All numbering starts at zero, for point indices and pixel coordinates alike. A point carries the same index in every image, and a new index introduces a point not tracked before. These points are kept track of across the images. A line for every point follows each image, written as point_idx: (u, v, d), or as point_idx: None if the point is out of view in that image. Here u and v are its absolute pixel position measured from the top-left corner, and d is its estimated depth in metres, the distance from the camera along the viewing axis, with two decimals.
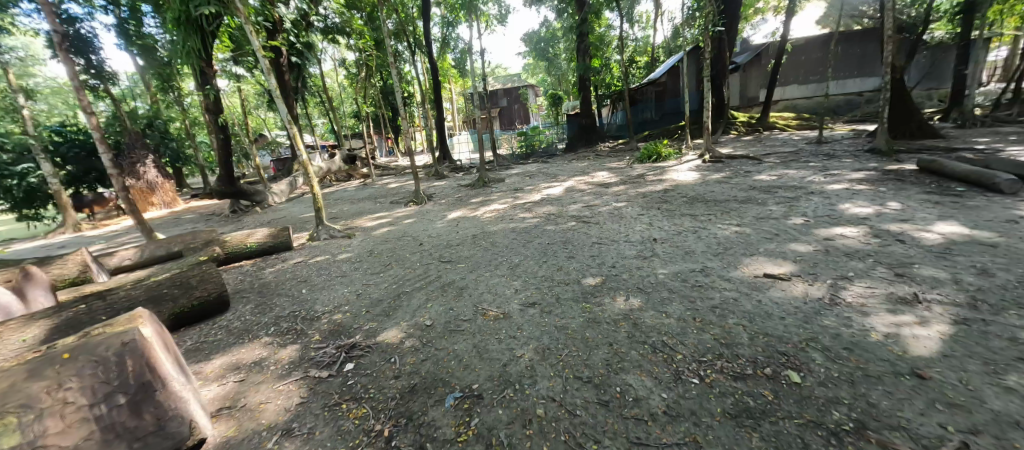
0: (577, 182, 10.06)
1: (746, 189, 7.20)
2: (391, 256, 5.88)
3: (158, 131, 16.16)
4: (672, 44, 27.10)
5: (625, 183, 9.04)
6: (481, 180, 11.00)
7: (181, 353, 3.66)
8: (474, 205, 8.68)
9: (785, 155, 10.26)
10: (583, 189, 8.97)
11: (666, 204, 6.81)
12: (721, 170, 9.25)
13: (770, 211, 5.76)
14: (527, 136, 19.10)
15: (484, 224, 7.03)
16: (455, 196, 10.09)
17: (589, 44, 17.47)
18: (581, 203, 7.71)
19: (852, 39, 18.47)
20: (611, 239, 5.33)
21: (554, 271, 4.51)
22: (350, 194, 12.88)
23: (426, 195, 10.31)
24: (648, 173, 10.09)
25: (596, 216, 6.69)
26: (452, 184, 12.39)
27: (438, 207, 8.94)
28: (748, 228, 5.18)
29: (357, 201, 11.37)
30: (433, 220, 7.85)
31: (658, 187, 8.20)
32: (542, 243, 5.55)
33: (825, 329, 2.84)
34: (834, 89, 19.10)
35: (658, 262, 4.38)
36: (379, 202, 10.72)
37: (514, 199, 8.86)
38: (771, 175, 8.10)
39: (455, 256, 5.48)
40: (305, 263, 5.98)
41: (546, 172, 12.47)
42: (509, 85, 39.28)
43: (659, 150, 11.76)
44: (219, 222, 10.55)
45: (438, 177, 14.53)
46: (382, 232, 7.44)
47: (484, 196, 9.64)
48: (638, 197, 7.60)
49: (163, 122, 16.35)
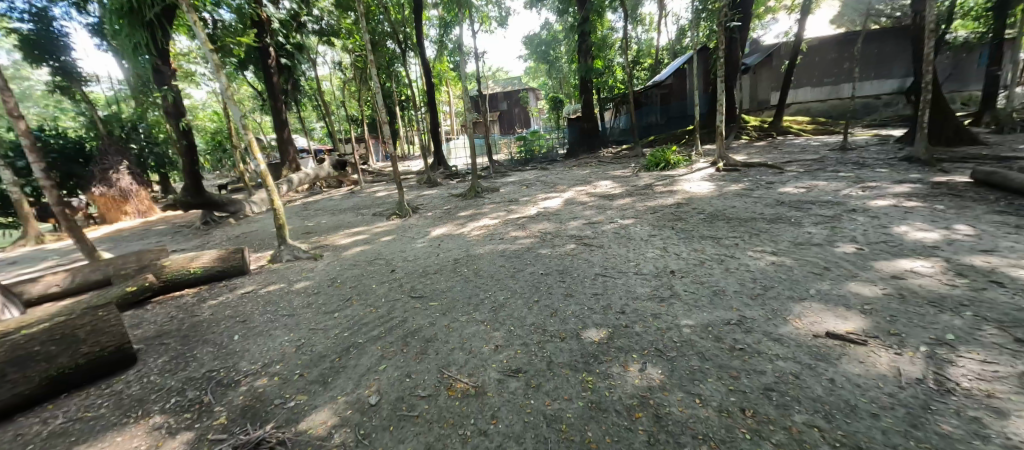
0: (578, 192, 9.13)
1: (772, 205, 6.25)
2: (355, 285, 4.93)
3: (142, 136, 15.40)
4: (677, 45, 26.21)
5: (631, 195, 8.11)
6: (473, 189, 10.10)
7: (42, 438, 2.73)
8: (462, 220, 7.76)
9: (808, 163, 9.30)
10: (584, 202, 8.04)
11: (681, 223, 5.87)
12: (739, 181, 8.30)
13: (808, 234, 4.80)
14: (526, 142, 18.29)
15: (470, 245, 6.08)
16: (443, 208, 9.18)
17: (592, 44, 16.49)
18: (582, 219, 6.78)
19: (869, 39, 17.60)
20: (618, 269, 4.38)
21: (547, 316, 3.55)
22: (333, 203, 11.97)
23: (411, 206, 9.39)
24: (657, 182, 9.16)
25: (600, 236, 5.75)
26: (444, 193, 11.47)
27: (422, 222, 8.02)
28: (787, 257, 4.23)
29: (338, 211, 10.45)
30: (414, 238, 6.91)
31: (668, 200, 7.26)
32: (534, 273, 4.60)
33: (949, 443, 1.89)
34: (849, 91, 18.20)
35: (680, 307, 3.42)
36: (361, 214, 9.79)
37: (507, 213, 7.93)
38: (797, 188, 7.14)
39: (429, 289, 4.52)
40: (254, 294, 5.04)
41: (545, 180, 11.57)
42: (509, 88, 38.60)
43: (667, 157, 10.81)
44: (185, 237, 9.65)
45: (430, 185, 13.64)
46: (354, 252, 6.50)
47: (475, 208, 8.73)
48: (647, 213, 6.66)
49: (147, 126, 15.56)
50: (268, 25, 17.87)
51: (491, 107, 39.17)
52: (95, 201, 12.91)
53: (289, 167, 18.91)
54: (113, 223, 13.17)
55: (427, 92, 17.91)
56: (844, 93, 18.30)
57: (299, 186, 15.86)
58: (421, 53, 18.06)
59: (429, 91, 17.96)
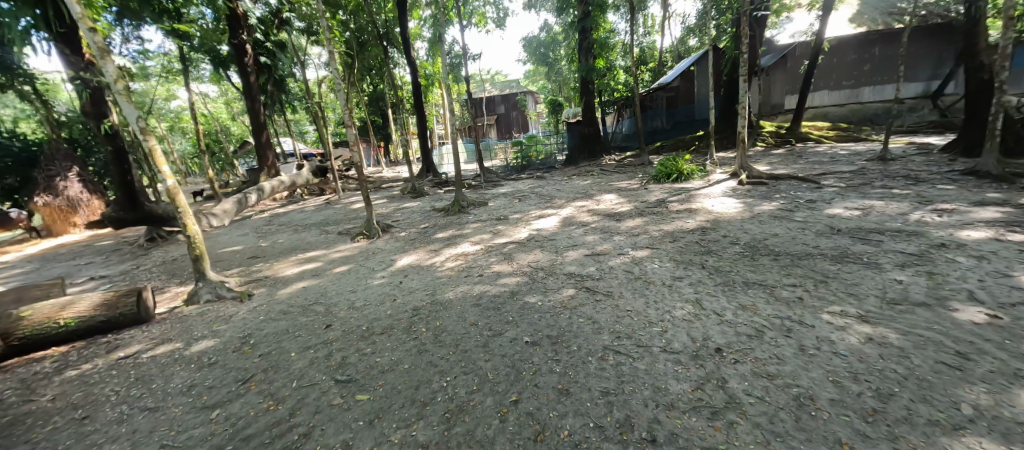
0: (578, 209, 7.78)
1: (825, 234, 4.90)
2: (268, 352, 3.53)
3: None
4: (681, 46, 24.97)
5: (642, 214, 6.77)
6: (457, 203, 8.74)
7: None
8: (436, 244, 6.40)
9: (847, 175, 7.96)
10: (586, 222, 6.70)
11: (712, 258, 4.52)
12: (770, 198, 6.96)
13: (899, 285, 3.44)
14: (523, 147, 17.02)
15: (439, 283, 4.72)
16: (419, 226, 7.82)
17: (594, 43, 15.15)
18: (582, 247, 5.44)
19: (893, 40, 16.41)
20: (637, 341, 3.01)
21: (528, 444, 2.19)
22: (302, 217, 10.62)
23: (384, 223, 8.04)
24: (670, 197, 7.83)
25: (607, 275, 4.39)
26: (426, 205, 10.11)
27: (391, 245, 6.67)
28: (886, 326, 2.87)
29: (303, 227, 9.07)
30: (374, 270, 5.54)
31: (689, 224, 5.94)
32: (515, 341, 3.24)
33: None
34: (870, 95, 17.09)
35: (749, 438, 2.05)
36: (327, 231, 8.43)
37: (493, 235, 6.58)
38: (849, 209, 5.79)
39: (363, 366, 3.13)
40: (131, 362, 3.66)
41: (541, 192, 10.24)
42: (507, 92, 37.35)
43: (680, 166, 9.48)
44: (120, 259, 8.26)
45: (413, 197, 12.28)
46: (294, 289, 5.12)
47: (457, 227, 7.38)
48: (665, 240, 5.31)
49: None
50: (244, 19, 16.62)
51: (488, 110, 37.82)
52: (38, 212, 11.54)
53: (266, 174, 17.55)
54: (61, 236, 11.77)
55: (415, 94, 16.64)
56: (864, 97, 17.21)
57: (273, 194, 14.51)
58: (409, 53, 16.83)
59: (417, 91, 16.66)
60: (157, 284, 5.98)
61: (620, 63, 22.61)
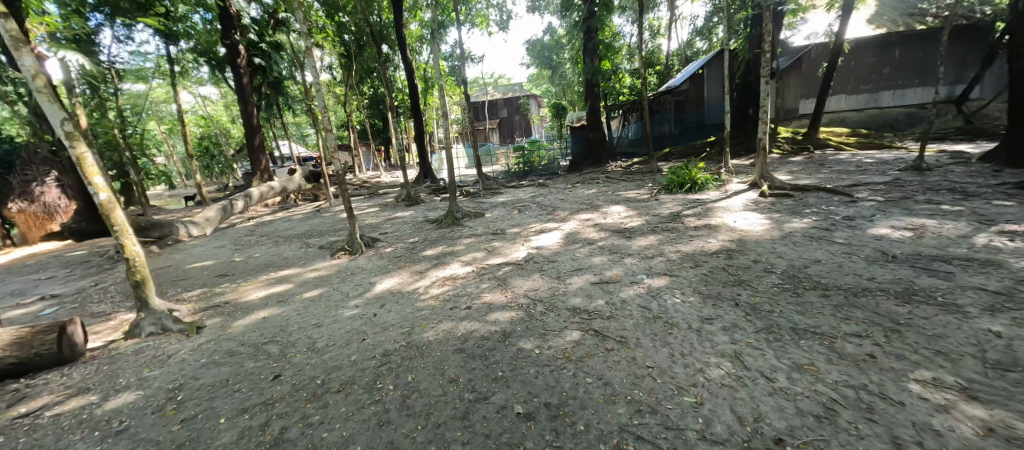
0: (582, 223, 7.05)
1: (877, 261, 4.14)
2: (194, 415, 2.80)
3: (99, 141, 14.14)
4: (688, 49, 24.24)
5: (655, 231, 6.03)
6: (450, 215, 8.01)
7: None
8: (424, 263, 5.68)
9: (882, 187, 7.19)
10: (592, 239, 5.97)
11: (746, 292, 3.75)
12: (799, 214, 6.20)
13: (999, 340, 2.68)
14: (524, 152, 16.50)
15: (419, 317, 3.98)
16: (408, 241, 7.11)
17: (599, 43, 14.38)
18: (588, 271, 4.70)
19: (914, 41, 15.66)
20: (664, 421, 2.27)
21: None
22: (287, 226, 9.94)
23: (369, 237, 7.32)
24: (685, 211, 7.09)
25: (620, 312, 3.64)
26: (419, 216, 9.42)
27: (374, 264, 5.96)
28: (1005, 408, 2.13)
29: (284, 239, 8.37)
30: (348, 296, 4.81)
31: (710, 244, 5.19)
32: (503, 411, 2.49)
33: None
34: (890, 100, 16.35)
35: None
36: (309, 244, 7.73)
37: (487, 254, 5.85)
38: (897, 229, 5.03)
39: (303, 446, 2.39)
40: (28, 423, 2.94)
41: (542, 201, 9.52)
42: (509, 95, 36.75)
43: (694, 175, 8.72)
44: (84, 273, 7.61)
45: (406, 205, 11.59)
46: (252, 318, 4.40)
47: (449, 242, 6.67)
48: (685, 265, 4.57)
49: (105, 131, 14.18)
50: (237, 19, 15.98)
51: (491, 114, 37.33)
52: (12, 218, 11.06)
53: (258, 178, 16.84)
54: (34, 243, 11.24)
55: (412, 97, 16.02)
56: (883, 101, 16.51)
57: (263, 200, 13.87)
58: (408, 55, 16.26)
59: (414, 95, 16.06)
60: (107, 308, 5.29)
61: (625, 66, 21.93)
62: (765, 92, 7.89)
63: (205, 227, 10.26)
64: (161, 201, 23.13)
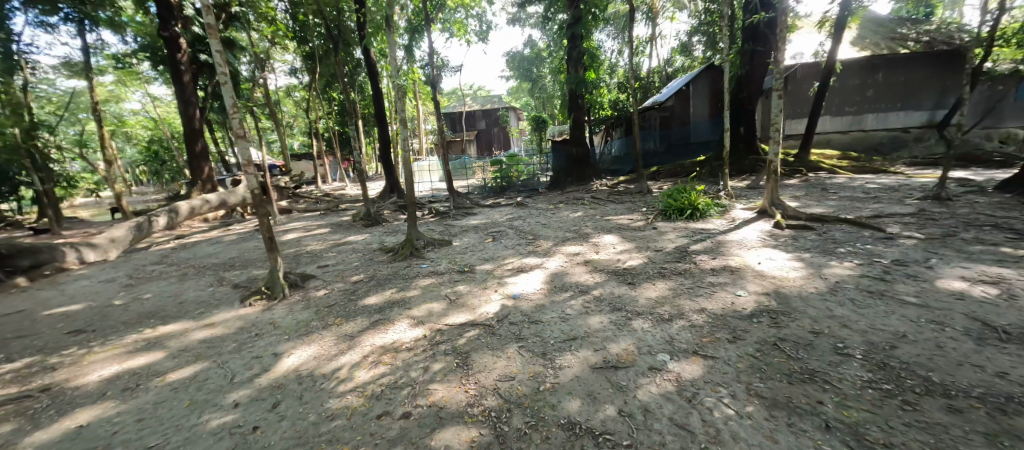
0: (571, 258, 5.73)
1: (988, 340, 2.96)
2: None
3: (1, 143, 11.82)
4: (670, 66, 23.83)
5: (663, 275, 4.76)
6: (408, 243, 6.56)
7: None
8: (361, 319, 4.18)
9: (911, 221, 6.25)
10: (585, 286, 4.64)
11: (832, 400, 2.47)
12: (833, 254, 5.08)
13: None
14: (502, 166, 15.32)
15: (321, 440, 2.45)
16: (351, 279, 5.58)
17: (584, 52, 13.38)
18: (585, 343, 3.34)
19: (896, 65, 15.54)
20: None
21: None
22: (211, 251, 8.19)
23: (300, 274, 5.71)
24: (694, 245, 5.89)
25: (646, 438, 2.27)
26: (375, 240, 7.90)
27: (294, 317, 4.41)
28: None
29: (197, 272, 6.61)
30: (233, 381, 3.23)
31: (741, 300, 3.94)
32: None
33: None
34: (874, 123, 16.10)
35: None
36: (223, 280, 6.02)
37: (450, 305, 4.41)
38: (974, 284, 3.93)
39: None
40: None
41: (522, 226, 8.20)
42: (487, 106, 35.55)
43: (695, 199, 7.61)
44: None
45: (363, 225, 9.98)
46: (61, 428, 2.78)
47: (401, 284, 5.19)
48: (722, 338, 3.25)
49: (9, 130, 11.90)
50: (178, 9, 14.02)
51: (468, 126, 36.21)
52: None
53: (199, 189, 14.65)
54: None
55: (377, 105, 14.58)
56: (867, 124, 16.22)
57: (198, 215, 11.93)
58: (373, 57, 15.13)
59: (379, 102, 14.61)
60: None
61: (608, 81, 21.26)
62: (777, 107, 6.90)
63: (109, 251, 8.40)
64: (93, 212, 20.52)
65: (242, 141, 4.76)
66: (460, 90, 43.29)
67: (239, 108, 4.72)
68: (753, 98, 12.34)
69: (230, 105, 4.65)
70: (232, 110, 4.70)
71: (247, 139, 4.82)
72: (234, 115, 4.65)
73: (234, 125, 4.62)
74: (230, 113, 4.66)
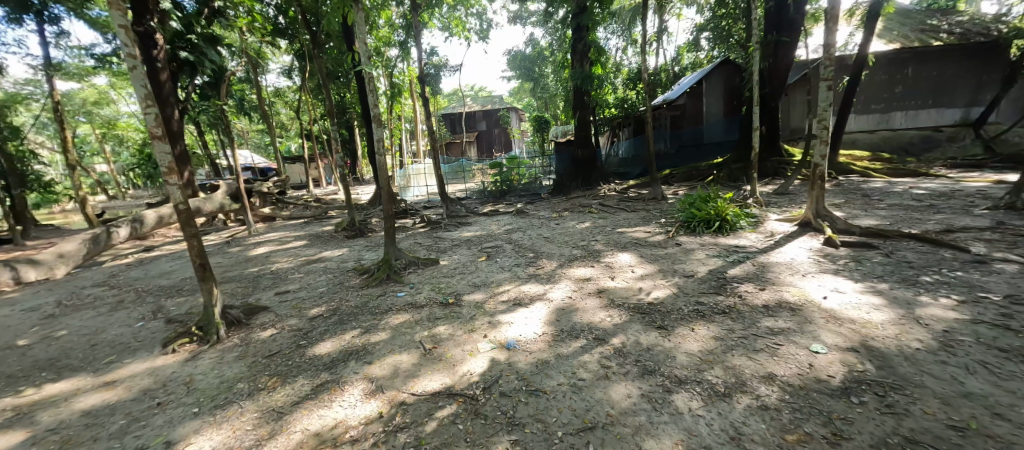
0: (580, 286, 4.65)
1: None
2: None
3: None
4: (678, 65, 22.69)
5: (702, 315, 3.66)
6: (385, 264, 5.50)
7: None
8: (301, 381, 3.11)
9: (996, 237, 5.12)
10: (600, 330, 3.55)
11: None
12: (917, 285, 3.97)
13: None
14: (502, 169, 14.31)
15: None
16: (309, 313, 4.50)
17: (590, 45, 12.31)
18: (608, 441, 2.27)
19: (927, 59, 14.38)
20: None
21: None
22: (167, 269, 7.18)
23: (248, 305, 4.64)
24: (730, 268, 4.81)
25: None
26: (352, 257, 6.85)
27: (218, 375, 3.35)
28: None
29: (136, 298, 5.58)
30: None
31: (821, 360, 2.84)
32: None
33: None
34: (902, 121, 14.99)
35: None
36: (159, 311, 4.97)
37: (424, 358, 3.32)
38: None
39: None
40: None
41: (521, 239, 7.13)
42: (488, 107, 34.45)
43: (722, 209, 6.51)
44: None
45: (346, 236, 8.96)
46: None
47: (366, 322, 4.11)
48: (820, 439, 2.14)
49: None
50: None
51: (468, 126, 35.23)
52: None
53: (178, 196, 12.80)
54: None
55: (365, 107, 13.48)
56: (895, 123, 15.10)
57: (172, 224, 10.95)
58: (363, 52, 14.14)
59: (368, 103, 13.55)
60: None
61: (615, 79, 20.17)
62: (824, 100, 5.81)
63: (60, 267, 7.48)
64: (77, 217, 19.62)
65: (161, 143, 3.71)
66: (461, 91, 42.63)
67: (154, 98, 3.64)
68: (779, 94, 11.17)
69: (141, 96, 3.58)
70: (145, 102, 3.65)
71: (169, 140, 3.77)
72: (147, 111, 3.58)
73: (148, 122, 3.59)
74: (142, 108, 3.59)
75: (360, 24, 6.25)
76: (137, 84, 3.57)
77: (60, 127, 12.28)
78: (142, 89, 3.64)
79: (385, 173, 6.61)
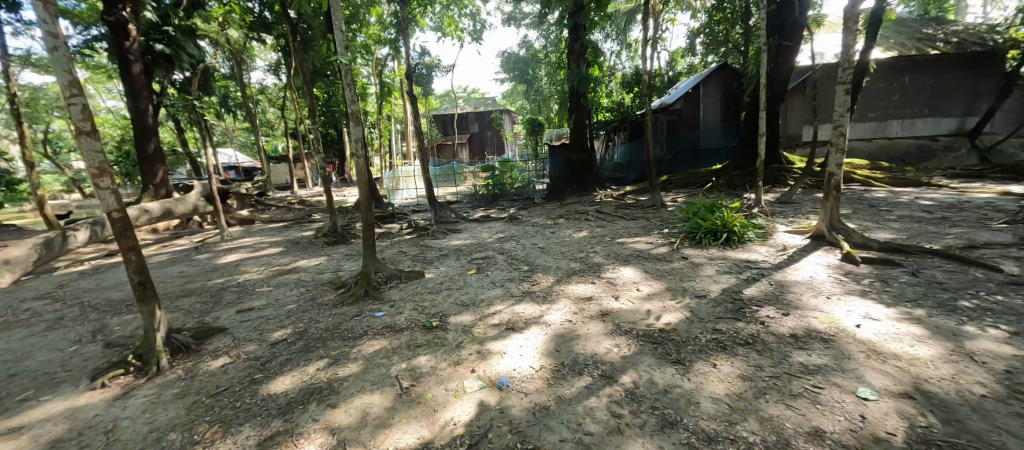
0: (582, 308, 4.13)
1: None
2: None
3: None
4: (673, 70, 22.45)
5: (723, 347, 3.19)
6: (363, 278, 4.93)
7: None
8: (247, 432, 2.55)
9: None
10: (607, 365, 3.05)
11: None
12: (958, 311, 3.54)
13: None
14: (494, 173, 13.81)
15: None
16: (269, 338, 3.89)
17: (587, 45, 11.94)
18: None
19: (924, 67, 14.25)
20: None
21: None
22: (123, 279, 6.50)
23: (197, 329, 4.00)
24: (745, 287, 4.36)
25: None
26: (329, 268, 6.24)
27: (149, 420, 2.77)
28: None
29: (82, 314, 4.95)
30: None
31: (873, 410, 2.38)
32: None
33: None
34: (899, 129, 14.76)
35: None
36: (101, 332, 4.34)
37: (401, 403, 2.75)
38: None
39: None
40: None
41: (515, 249, 6.63)
42: (481, 109, 33.92)
43: (729, 220, 6.09)
44: None
45: (326, 242, 8.37)
46: None
47: (336, 351, 3.55)
48: None
49: None
50: None
51: (461, 128, 34.72)
52: None
53: (149, 196, 11.99)
54: None
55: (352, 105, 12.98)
56: (892, 132, 14.82)
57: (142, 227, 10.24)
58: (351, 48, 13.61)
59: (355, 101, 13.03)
60: None
61: (610, 82, 19.87)
62: (840, 105, 5.43)
63: (4, 274, 6.49)
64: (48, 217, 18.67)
65: (88, 140, 3.14)
66: (453, 92, 42.25)
67: (80, 89, 3.10)
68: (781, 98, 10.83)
69: (65, 84, 3.02)
70: (68, 93, 3.07)
71: (100, 137, 3.24)
72: (72, 101, 3.05)
73: (74, 117, 3.05)
74: (66, 98, 3.05)
75: (338, 12, 5.68)
76: (59, 69, 3.00)
77: (17, 120, 11.40)
78: (66, 75, 3.06)
79: (367, 176, 6.05)
